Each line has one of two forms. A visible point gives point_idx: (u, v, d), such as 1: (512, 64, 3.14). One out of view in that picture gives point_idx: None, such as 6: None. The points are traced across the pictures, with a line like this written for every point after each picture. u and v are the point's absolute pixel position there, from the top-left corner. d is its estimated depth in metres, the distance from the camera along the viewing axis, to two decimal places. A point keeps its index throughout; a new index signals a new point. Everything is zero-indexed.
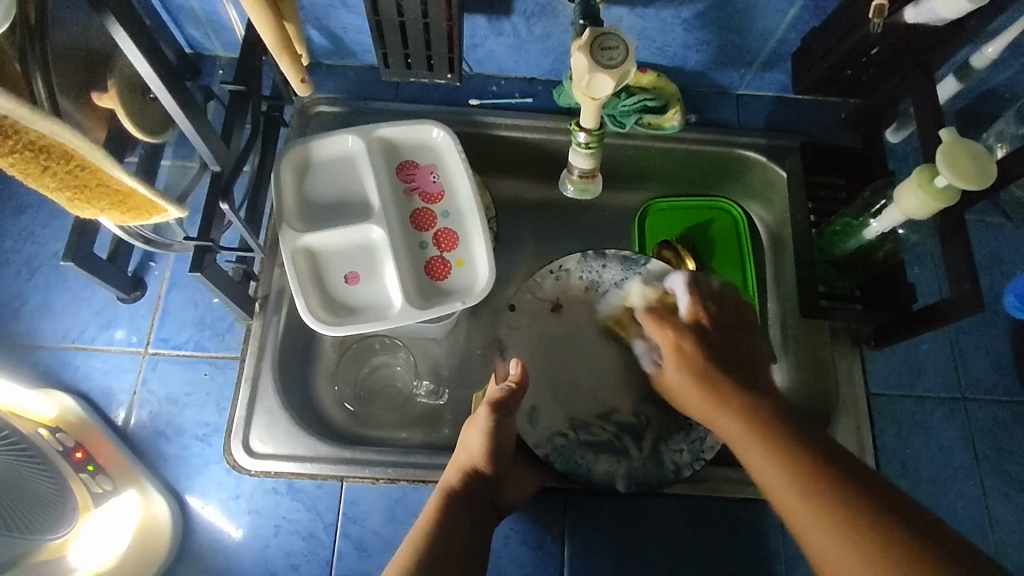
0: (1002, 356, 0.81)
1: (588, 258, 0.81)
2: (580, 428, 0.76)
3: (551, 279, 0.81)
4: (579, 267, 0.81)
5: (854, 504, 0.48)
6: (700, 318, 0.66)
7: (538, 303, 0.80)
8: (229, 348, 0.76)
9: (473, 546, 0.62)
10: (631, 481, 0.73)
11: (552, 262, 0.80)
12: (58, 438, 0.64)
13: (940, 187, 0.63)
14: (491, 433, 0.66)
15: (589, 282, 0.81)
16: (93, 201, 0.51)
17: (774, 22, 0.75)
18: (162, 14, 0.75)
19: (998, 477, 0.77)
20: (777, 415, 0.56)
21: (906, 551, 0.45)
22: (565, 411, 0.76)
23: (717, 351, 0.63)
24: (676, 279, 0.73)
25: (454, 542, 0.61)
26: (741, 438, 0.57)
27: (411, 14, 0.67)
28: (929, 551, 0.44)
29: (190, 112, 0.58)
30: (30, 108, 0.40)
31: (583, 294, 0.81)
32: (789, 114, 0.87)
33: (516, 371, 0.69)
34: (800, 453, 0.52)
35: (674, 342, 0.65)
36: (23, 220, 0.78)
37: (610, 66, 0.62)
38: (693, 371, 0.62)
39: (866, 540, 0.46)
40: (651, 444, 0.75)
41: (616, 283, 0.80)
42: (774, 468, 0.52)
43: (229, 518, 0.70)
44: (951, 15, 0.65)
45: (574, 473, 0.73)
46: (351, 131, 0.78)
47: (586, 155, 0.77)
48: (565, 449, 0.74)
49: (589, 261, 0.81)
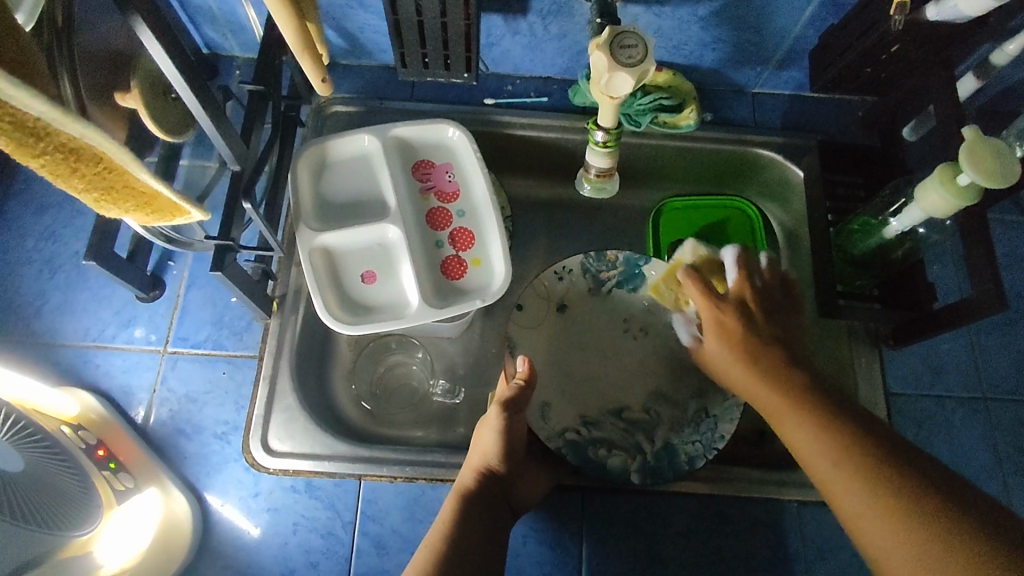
0: (1022, 356, 0.81)
1: (591, 258, 0.82)
2: (591, 424, 0.77)
3: (554, 279, 0.82)
4: (583, 267, 0.82)
5: (894, 469, 0.52)
6: (744, 293, 0.69)
7: (549, 301, 0.81)
8: (247, 346, 0.76)
9: (489, 545, 0.63)
10: (645, 471, 0.74)
11: (555, 263, 0.82)
12: (80, 436, 0.65)
13: (962, 185, 0.62)
14: (503, 431, 0.66)
15: (595, 285, 0.82)
16: (119, 202, 0.51)
17: (793, 20, 0.74)
18: (179, 14, 0.76)
19: (1020, 478, 0.76)
20: (816, 386, 0.60)
21: (947, 513, 0.48)
22: (576, 408, 0.78)
23: (757, 323, 0.67)
24: (727, 252, 0.74)
25: (470, 539, 0.62)
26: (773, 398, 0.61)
27: (429, 14, 0.67)
28: (952, 505, 0.49)
29: (211, 112, 0.58)
30: (62, 111, 0.40)
31: (588, 295, 0.82)
32: (805, 112, 0.87)
33: (524, 368, 0.70)
34: (820, 418, 0.57)
35: (712, 316, 0.68)
36: (44, 220, 0.79)
37: (631, 64, 0.62)
38: (730, 341, 0.66)
39: (898, 499, 0.50)
40: (663, 438, 0.76)
41: (619, 283, 0.82)
42: (800, 426, 0.58)
43: (249, 517, 0.71)
44: (973, 13, 0.64)
45: (587, 467, 0.74)
46: (367, 130, 0.79)
47: (604, 155, 0.76)
48: (578, 443, 0.75)
49: (591, 263, 0.82)
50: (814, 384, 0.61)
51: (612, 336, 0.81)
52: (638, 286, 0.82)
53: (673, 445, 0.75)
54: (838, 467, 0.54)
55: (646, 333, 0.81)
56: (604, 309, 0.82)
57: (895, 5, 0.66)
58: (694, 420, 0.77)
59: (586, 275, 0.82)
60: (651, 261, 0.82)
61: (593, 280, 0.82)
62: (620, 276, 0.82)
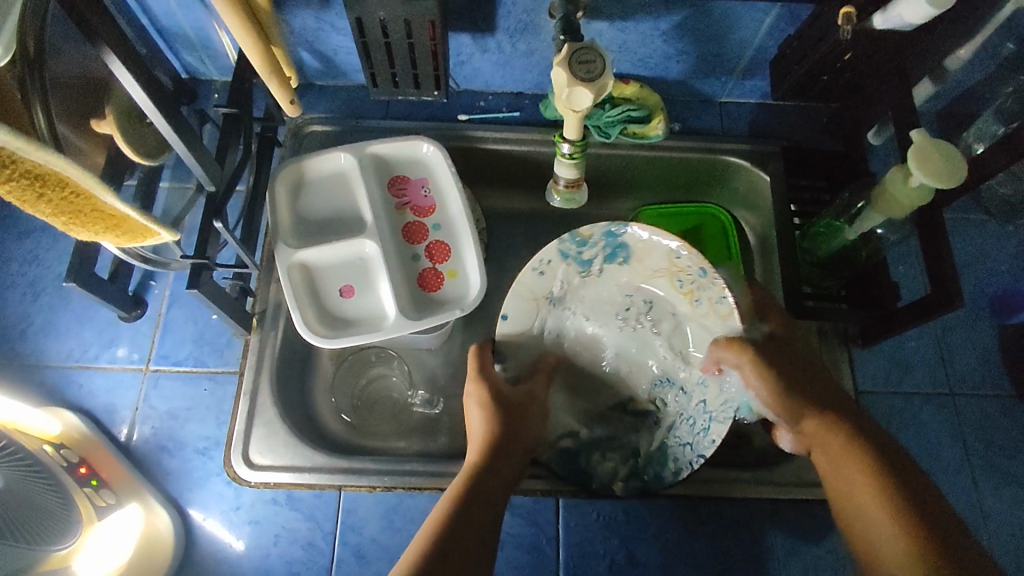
0: (988, 351, 0.82)
1: (566, 241, 0.76)
2: (595, 423, 0.78)
3: (534, 275, 0.76)
4: (561, 253, 0.76)
5: (921, 524, 0.54)
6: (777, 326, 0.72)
7: (534, 299, 0.76)
8: (228, 363, 0.78)
9: (489, 531, 0.58)
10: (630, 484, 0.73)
11: (533, 260, 0.76)
12: (62, 454, 0.66)
13: (914, 186, 0.65)
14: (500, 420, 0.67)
15: (578, 268, 0.77)
16: (86, 226, 0.53)
17: (751, 31, 0.77)
18: (157, 41, 0.78)
19: (988, 470, 0.78)
20: (878, 447, 0.60)
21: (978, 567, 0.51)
22: (580, 411, 0.78)
23: (800, 391, 0.66)
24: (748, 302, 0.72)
25: (467, 522, 0.57)
26: (863, 487, 0.57)
27: (396, 35, 0.70)
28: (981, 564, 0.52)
29: (184, 136, 0.60)
30: (26, 139, 0.42)
31: (579, 280, 0.77)
32: (770, 120, 0.89)
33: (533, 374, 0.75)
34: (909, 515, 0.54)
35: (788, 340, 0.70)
36: (28, 244, 0.81)
37: (588, 79, 0.64)
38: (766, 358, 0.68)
39: (933, 545, 0.52)
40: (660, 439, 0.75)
41: (601, 260, 0.77)
42: (893, 519, 0.54)
43: (231, 530, 0.72)
44: (918, 21, 0.66)
45: (574, 476, 0.73)
46: (344, 148, 0.81)
47: (571, 165, 0.79)
48: (571, 451, 0.75)
49: (570, 244, 0.76)
50: (894, 460, 0.58)
51: (603, 323, 0.79)
52: (625, 259, 0.77)
53: (668, 449, 0.74)
54: (885, 511, 0.55)
55: (642, 313, 0.78)
56: (594, 291, 0.78)
57: (842, 15, 0.69)
58: (692, 417, 0.74)
59: (565, 264, 0.76)
60: (634, 227, 0.75)
61: (578, 264, 0.77)
62: (602, 256, 0.77)
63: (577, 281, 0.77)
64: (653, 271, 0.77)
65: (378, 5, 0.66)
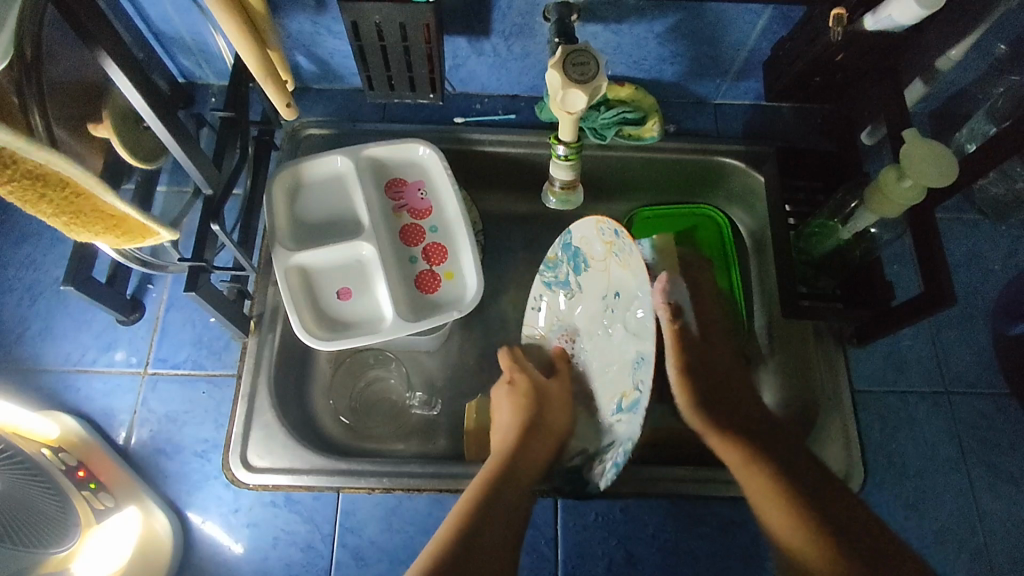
0: (982, 349, 0.83)
1: (545, 275, 0.81)
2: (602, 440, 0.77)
3: (538, 315, 0.82)
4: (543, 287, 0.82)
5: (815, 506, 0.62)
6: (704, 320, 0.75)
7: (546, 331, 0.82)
8: (226, 366, 0.78)
9: (505, 532, 0.64)
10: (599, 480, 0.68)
11: (530, 301, 0.83)
12: (61, 458, 0.66)
13: (906, 186, 0.65)
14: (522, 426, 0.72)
15: (564, 292, 0.80)
16: (87, 226, 0.53)
17: (745, 33, 0.78)
18: (154, 46, 0.78)
19: (984, 468, 0.78)
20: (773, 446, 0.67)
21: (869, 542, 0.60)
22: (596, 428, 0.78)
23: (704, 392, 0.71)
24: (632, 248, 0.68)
25: (501, 501, 0.65)
26: (769, 492, 0.63)
27: (392, 38, 0.70)
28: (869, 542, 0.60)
29: (182, 139, 0.61)
30: (27, 139, 0.43)
31: (568, 301, 0.79)
32: (764, 121, 0.90)
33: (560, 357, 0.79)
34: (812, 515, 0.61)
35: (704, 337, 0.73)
36: (25, 248, 0.81)
37: (583, 81, 0.65)
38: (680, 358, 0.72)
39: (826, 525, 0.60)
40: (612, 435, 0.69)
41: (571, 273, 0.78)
42: (796, 516, 0.61)
43: (230, 532, 0.72)
44: (908, 21, 0.67)
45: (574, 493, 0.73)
46: (340, 151, 0.81)
47: (567, 167, 0.79)
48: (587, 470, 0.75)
49: (547, 276, 0.81)
50: (797, 466, 0.65)
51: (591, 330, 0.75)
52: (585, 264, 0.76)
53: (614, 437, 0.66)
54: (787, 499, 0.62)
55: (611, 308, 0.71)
56: (586, 308, 0.76)
57: (832, 17, 0.70)
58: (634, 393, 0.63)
59: (552, 293, 0.81)
60: (575, 228, 0.76)
61: (563, 288, 0.80)
62: (571, 270, 0.78)
63: (569, 304, 0.79)
64: (600, 259, 0.73)
65: (374, 9, 0.66)
